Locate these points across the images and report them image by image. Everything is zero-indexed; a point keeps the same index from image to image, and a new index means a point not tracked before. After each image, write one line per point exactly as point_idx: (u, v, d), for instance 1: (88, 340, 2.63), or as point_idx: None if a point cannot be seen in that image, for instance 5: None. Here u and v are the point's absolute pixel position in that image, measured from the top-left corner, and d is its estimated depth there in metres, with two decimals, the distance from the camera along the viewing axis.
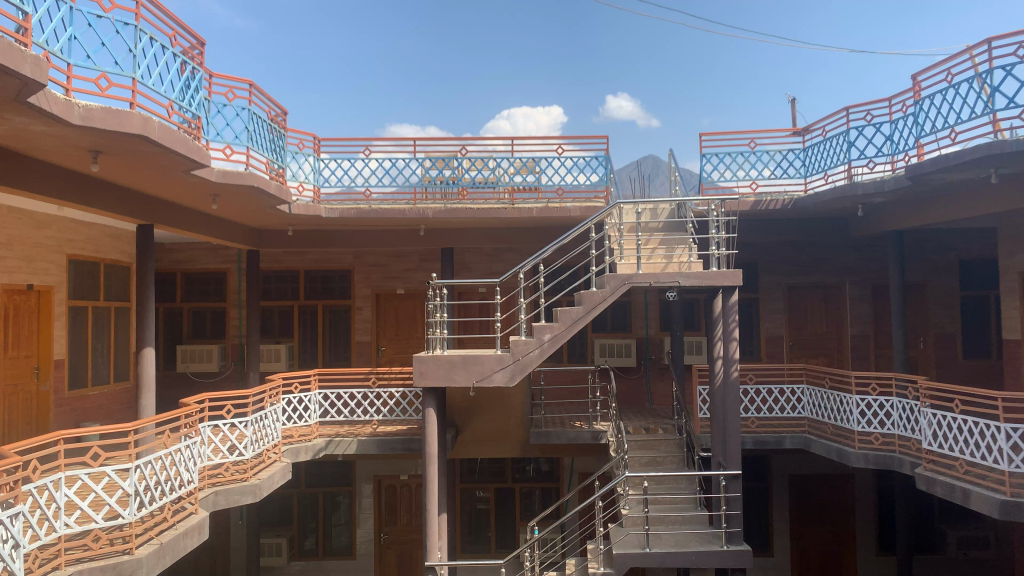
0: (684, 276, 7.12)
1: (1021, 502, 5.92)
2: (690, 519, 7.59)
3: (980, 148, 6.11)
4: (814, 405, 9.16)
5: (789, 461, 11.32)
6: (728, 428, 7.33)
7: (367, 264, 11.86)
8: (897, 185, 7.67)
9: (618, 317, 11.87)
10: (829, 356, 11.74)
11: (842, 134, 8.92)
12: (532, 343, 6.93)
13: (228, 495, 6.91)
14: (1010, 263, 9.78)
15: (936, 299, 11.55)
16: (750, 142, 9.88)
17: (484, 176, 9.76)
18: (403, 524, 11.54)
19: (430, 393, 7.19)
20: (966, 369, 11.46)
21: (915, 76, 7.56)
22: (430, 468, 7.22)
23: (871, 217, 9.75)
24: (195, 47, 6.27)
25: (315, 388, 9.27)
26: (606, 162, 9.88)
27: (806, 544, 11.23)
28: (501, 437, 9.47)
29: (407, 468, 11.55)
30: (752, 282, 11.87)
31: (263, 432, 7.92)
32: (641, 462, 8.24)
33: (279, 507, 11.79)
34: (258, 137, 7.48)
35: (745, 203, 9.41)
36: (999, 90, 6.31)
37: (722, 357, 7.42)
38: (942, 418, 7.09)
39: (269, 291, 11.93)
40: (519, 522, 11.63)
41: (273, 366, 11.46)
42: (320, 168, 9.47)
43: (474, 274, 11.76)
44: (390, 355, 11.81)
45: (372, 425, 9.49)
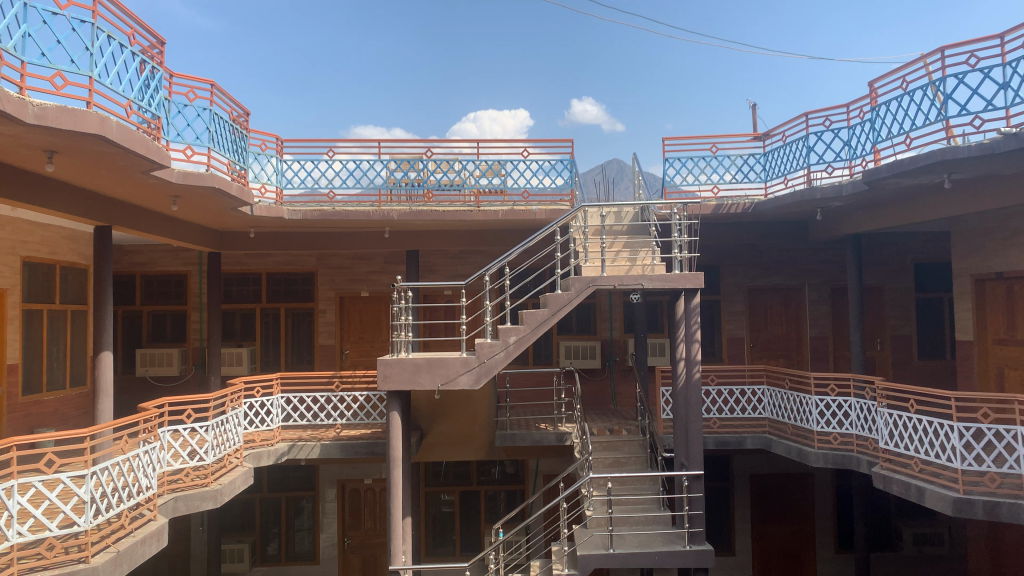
0: (647, 279, 7.19)
1: (972, 499, 6.06)
2: (654, 519, 7.66)
3: (934, 154, 6.26)
4: (774, 406, 9.30)
5: (750, 461, 11.48)
6: (691, 430, 7.42)
7: (331, 267, 11.76)
8: (855, 190, 7.81)
9: (583, 318, 11.93)
10: (790, 357, 11.93)
11: (802, 139, 9.05)
12: (498, 345, 6.93)
13: (188, 501, 6.80)
14: (963, 266, 10.04)
15: (892, 302, 11.79)
16: (712, 146, 9.98)
17: (449, 179, 9.73)
18: (367, 529, 11.46)
19: (395, 397, 7.15)
20: (921, 370, 11.72)
21: (872, 82, 7.71)
22: (395, 472, 7.17)
23: (830, 220, 9.92)
24: (155, 46, 6.17)
25: (277, 391, 9.15)
26: (571, 165, 9.93)
27: (767, 543, 11.38)
28: (466, 440, 9.45)
29: (371, 472, 11.47)
30: (713, 284, 12.03)
31: (225, 436, 7.82)
32: (605, 464, 8.29)
33: (241, 512, 11.64)
34: (219, 138, 7.38)
35: (707, 206, 9.49)
36: (952, 98, 6.48)
37: (684, 359, 7.50)
38: (897, 418, 7.24)
39: (230, 294, 11.78)
40: (484, 524, 11.61)
41: (234, 370, 11.30)
42: (283, 170, 9.36)
43: (439, 276, 11.74)
44: (354, 358, 11.72)
45: (336, 429, 9.40)
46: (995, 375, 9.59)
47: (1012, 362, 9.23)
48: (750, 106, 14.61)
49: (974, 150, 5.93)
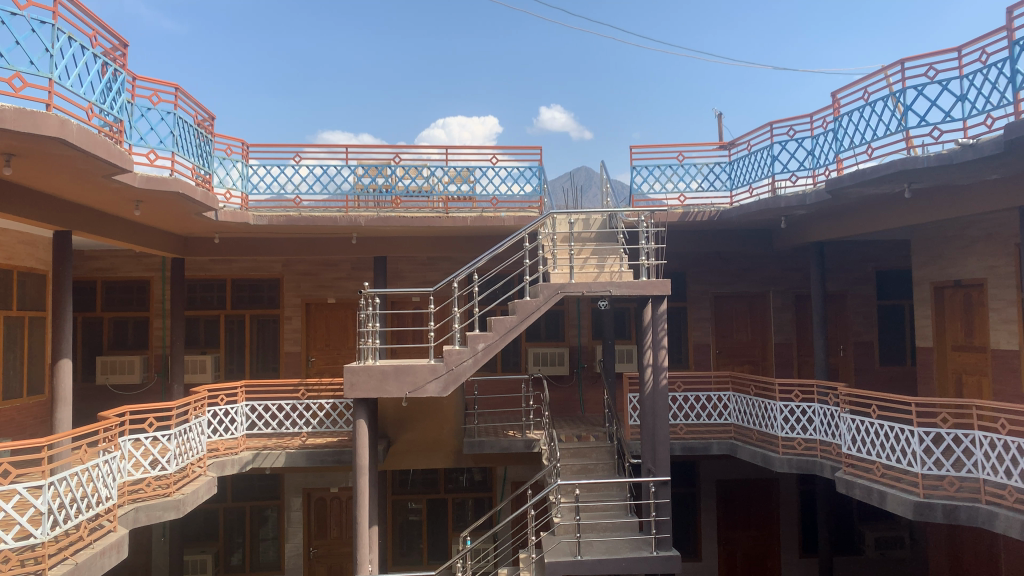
0: (615, 285, 7.23)
1: (932, 502, 6.17)
2: (620, 525, 7.68)
3: (894, 164, 6.39)
4: (740, 412, 9.39)
5: (716, 467, 11.55)
6: (658, 437, 7.45)
7: (297, 273, 11.65)
8: (818, 199, 7.93)
9: (552, 325, 11.94)
10: (755, 364, 12.07)
11: (766, 148, 9.19)
12: (466, 352, 6.91)
13: (149, 511, 6.68)
14: (922, 274, 10.25)
15: (855, 309, 11.98)
16: (679, 154, 10.18)
17: (417, 185, 9.70)
18: (333, 538, 11.33)
19: (361, 405, 7.07)
20: (883, 376, 11.91)
21: (835, 93, 7.85)
22: (362, 480, 7.09)
23: (794, 228, 10.07)
24: (118, 48, 6.07)
25: (241, 399, 9.02)
26: (540, 172, 9.96)
27: (732, 548, 11.48)
28: (434, 447, 9.39)
29: (338, 480, 11.34)
30: (680, 291, 12.11)
31: (187, 444, 7.69)
32: (573, 470, 8.31)
33: (204, 521, 11.45)
34: (184, 142, 7.27)
35: (674, 214, 9.57)
36: (911, 109, 6.63)
37: (651, 365, 7.55)
38: (860, 423, 7.36)
39: (194, 300, 11.61)
40: (451, 532, 11.56)
41: (197, 378, 11.13)
42: (248, 174, 9.25)
43: (407, 283, 11.69)
44: (320, 366, 11.61)
45: (301, 437, 9.29)
46: (954, 380, 9.79)
47: (970, 367, 9.43)
48: (716, 116, 14.83)
49: (932, 160, 6.07)
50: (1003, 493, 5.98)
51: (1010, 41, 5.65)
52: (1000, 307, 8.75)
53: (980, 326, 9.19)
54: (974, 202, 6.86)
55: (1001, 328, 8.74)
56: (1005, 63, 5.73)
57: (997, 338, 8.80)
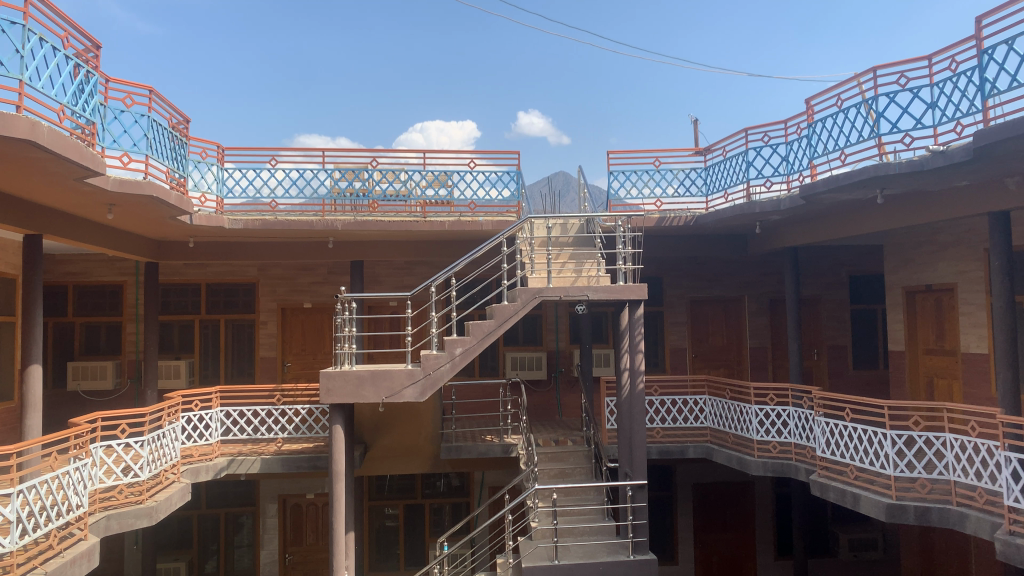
0: (593, 290, 7.25)
1: (905, 504, 6.25)
2: (597, 530, 7.69)
3: (867, 170, 6.47)
4: (715, 416, 9.44)
5: (692, 470, 11.61)
6: (635, 440, 7.46)
7: (273, 277, 11.56)
8: (792, 205, 8.01)
9: (529, 330, 11.95)
10: (730, 368, 12.15)
11: (741, 153, 9.26)
12: (443, 357, 6.90)
13: (121, 519, 6.59)
14: (894, 279, 10.39)
15: (829, 313, 12.10)
16: (654, 160, 10.05)
17: (394, 189, 9.67)
18: (308, 544, 11.23)
19: (338, 410, 7.02)
20: (857, 380, 12.04)
21: (809, 99, 7.93)
22: (338, 486, 7.03)
23: (769, 233, 10.16)
24: (90, 49, 6.00)
25: (216, 405, 8.92)
26: (517, 177, 9.97)
27: (709, 551, 11.55)
28: (412, 452, 9.35)
29: (313, 486, 11.24)
30: (657, 296, 12.16)
31: (161, 451, 7.60)
32: (550, 475, 8.32)
33: (177, 528, 11.31)
34: (158, 145, 7.19)
35: (651, 219, 9.62)
36: (884, 115, 6.73)
37: (628, 370, 7.57)
38: (833, 426, 7.44)
39: (168, 305, 11.48)
40: (428, 538, 11.51)
41: (172, 384, 11.01)
42: (223, 178, 9.17)
43: (384, 287, 11.65)
44: (296, 371, 11.52)
45: (277, 442, 9.22)
46: (925, 384, 9.93)
47: (941, 371, 9.57)
48: (693, 123, 14.91)
49: (904, 167, 6.16)
50: (973, 495, 6.06)
51: (978, 50, 5.74)
52: (970, 311, 8.89)
53: (951, 330, 9.34)
54: (944, 209, 6.97)
55: (971, 332, 8.88)
56: (974, 71, 5.82)
57: (967, 342, 8.94)
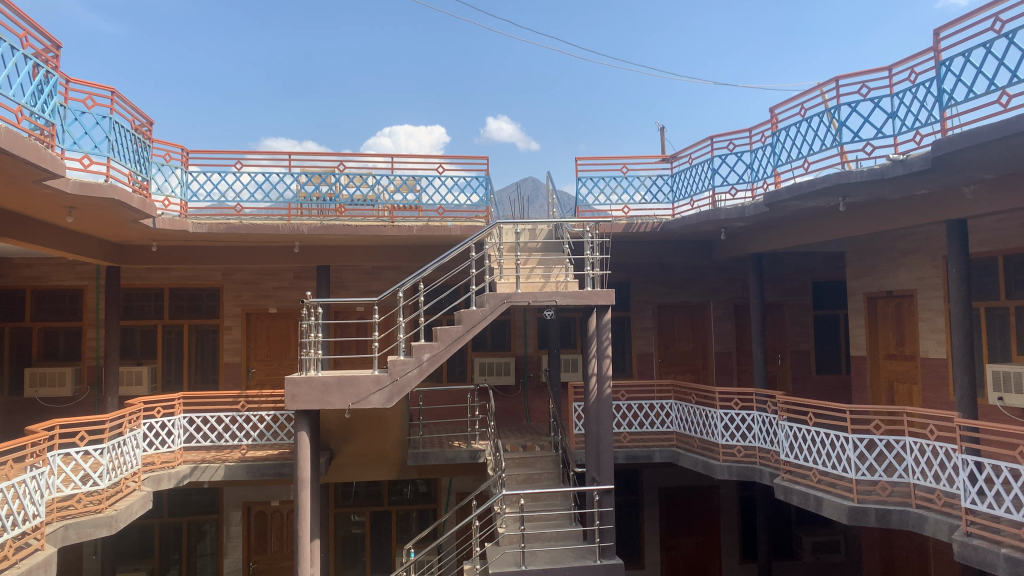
0: (561, 295, 7.28)
1: (866, 506, 6.34)
2: (565, 535, 7.69)
3: (829, 177, 6.58)
4: (681, 420, 9.52)
5: (659, 475, 11.66)
6: (602, 445, 7.49)
7: (237, 282, 11.43)
8: (757, 212, 8.11)
9: (497, 335, 11.93)
10: (696, 372, 12.28)
11: (707, 161, 9.36)
12: (411, 363, 6.86)
13: (80, 529, 6.45)
14: (856, 285, 10.57)
15: (792, 318, 12.28)
16: (623, 168, 9.98)
17: (362, 194, 9.61)
18: (273, 552, 11.10)
19: (303, 417, 6.93)
20: (820, 384, 12.23)
21: (773, 108, 8.04)
22: (304, 493, 6.95)
23: (734, 239, 10.28)
24: (50, 49, 5.88)
25: (179, 411, 8.77)
26: (486, 182, 9.97)
27: (675, 555, 11.63)
28: (379, 459, 9.28)
29: (278, 493, 11.11)
30: (624, 301, 12.22)
31: (122, 459, 7.45)
32: (517, 480, 8.32)
33: (138, 538, 11.09)
34: (120, 148, 7.06)
35: (619, 225, 9.68)
36: (846, 124, 6.85)
37: (596, 375, 7.60)
38: (797, 430, 7.53)
39: (130, 310, 11.28)
40: (395, 545, 11.43)
41: (133, 390, 10.82)
42: (188, 182, 9.04)
43: (351, 292, 11.57)
44: (261, 377, 11.41)
45: (241, 450, 9.10)
46: (886, 388, 10.11)
47: (901, 375, 9.76)
48: (659, 130, 15.10)
49: (866, 175, 6.27)
50: (931, 497, 6.17)
51: (937, 61, 5.87)
52: (929, 317, 9.07)
53: (911, 335, 9.53)
54: (903, 217, 7.12)
55: (930, 337, 9.06)
56: (932, 82, 5.96)
57: (927, 347, 9.12)
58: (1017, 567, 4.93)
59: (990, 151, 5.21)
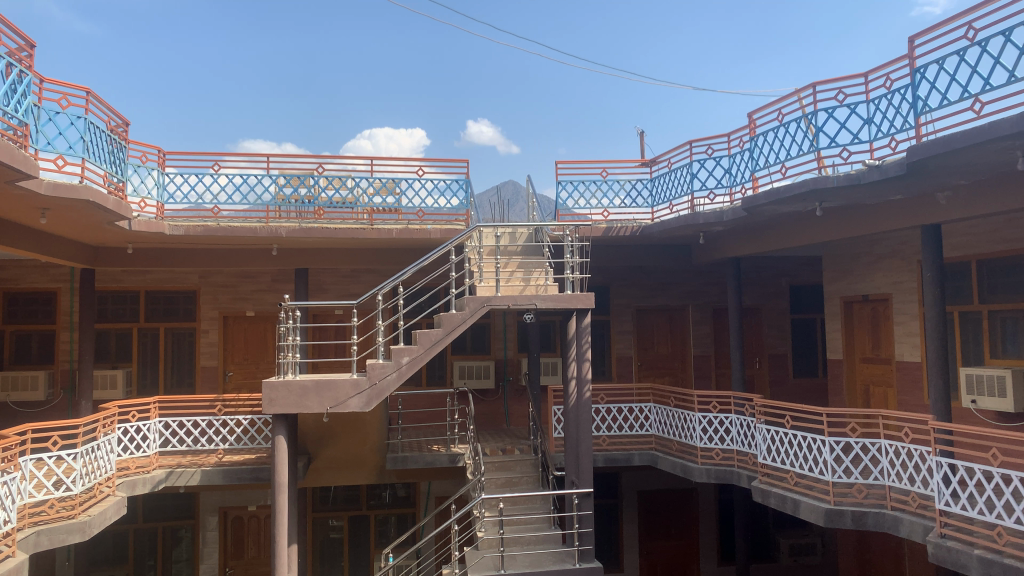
0: (541, 298, 7.28)
1: (842, 509, 6.38)
2: (544, 538, 7.68)
3: (807, 182, 6.64)
4: (660, 423, 9.56)
5: (638, 478, 11.68)
6: (581, 448, 7.50)
7: (214, 285, 11.33)
8: (735, 216, 8.17)
9: (477, 339, 11.91)
10: (675, 376, 12.34)
11: (686, 165, 9.42)
12: (390, 366, 6.83)
13: (52, 535, 6.35)
14: (833, 289, 10.67)
15: (769, 322, 12.38)
16: (602, 171, 10.30)
17: (341, 196, 9.58)
18: (250, 558, 11.00)
19: (281, 421, 6.88)
20: (797, 387, 12.33)
21: (751, 113, 8.12)
22: (281, 498, 6.88)
23: (712, 243, 10.35)
24: (23, 48, 5.81)
25: (154, 416, 8.68)
26: (466, 186, 9.97)
27: (653, 558, 11.67)
28: (357, 463, 9.23)
29: (255, 498, 11.01)
30: (604, 304, 12.24)
31: (95, 463, 7.35)
32: (497, 484, 8.31)
33: (112, 544, 10.93)
34: (94, 148, 6.97)
35: (598, 229, 9.71)
36: (823, 130, 6.93)
37: (575, 378, 7.61)
38: (774, 433, 7.59)
39: (105, 312, 11.14)
40: (374, 550, 11.37)
41: (108, 394, 10.68)
42: (164, 183, 8.95)
43: (330, 295, 11.51)
44: (238, 381, 11.31)
45: (218, 454, 9.00)
46: (862, 391, 10.22)
47: (877, 379, 9.87)
48: (640, 134, 15.12)
49: (841, 180, 6.33)
50: (906, 499, 6.24)
51: (911, 68, 5.95)
52: (904, 321, 9.18)
53: (886, 339, 9.64)
54: (878, 222, 7.20)
55: (905, 341, 9.16)
56: (907, 89, 6.05)
57: (902, 351, 9.22)
58: (989, 568, 5.00)
59: (963, 157, 5.28)
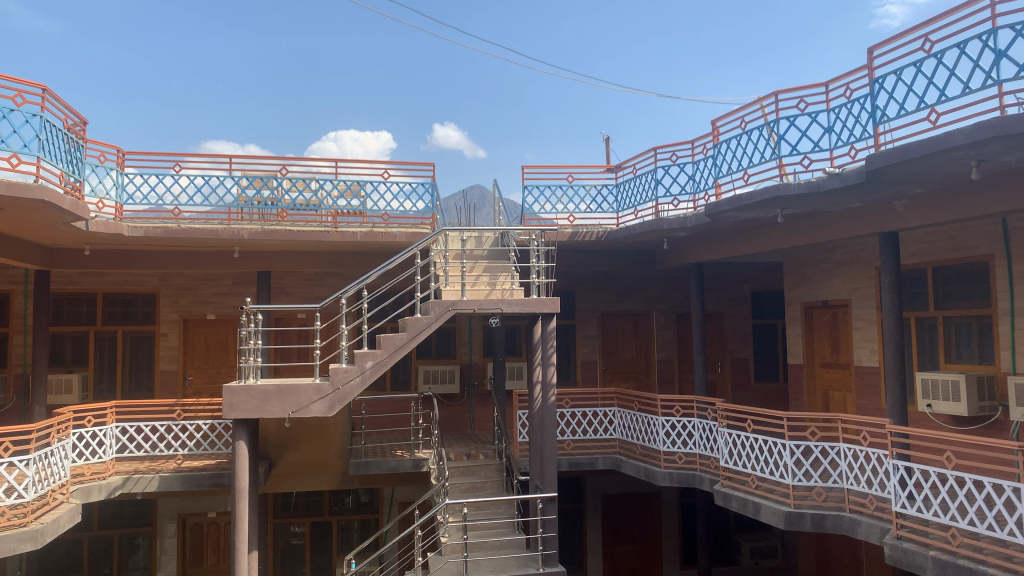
0: (506, 302, 7.27)
1: (802, 512, 6.47)
2: (508, 543, 7.66)
3: (768, 189, 6.73)
4: (624, 428, 9.61)
5: (601, 482, 11.74)
6: (546, 453, 7.50)
7: (174, 288, 11.14)
8: (698, 222, 8.25)
9: (442, 343, 11.86)
10: (639, 380, 12.43)
11: (650, 172, 9.50)
12: (353, 371, 6.77)
13: (3, 543, 6.18)
14: (793, 294, 10.84)
15: (732, 326, 12.50)
16: (568, 175, 10.31)
17: (305, 198, 9.48)
18: (209, 565, 10.82)
19: (241, 426, 6.77)
20: (758, 392, 12.49)
21: (714, 120, 8.23)
22: (241, 504, 6.76)
23: (676, 249, 10.44)
24: None
25: (111, 421, 8.50)
26: (432, 189, 9.93)
27: (617, 562, 11.72)
28: (320, 469, 9.13)
29: (215, 504, 10.83)
30: (569, 309, 12.26)
31: (49, 470, 7.15)
32: (461, 489, 8.30)
33: (66, 552, 10.68)
34: (50, 147, 6.81)
35: (564, 233, 9.74)
36: (784, 138, 7.04)
37: (540, 383, 7.61)
38: (736, 437, 7.67)
39: (60, 315, 10.89)
40: (335, 556, 11.25)
41: (62, 399, 10.43)
42: (123, 184, 8.78)
43: (293, 299, 11.39)
44: (197, 385, 11.12)
45: (177, 459, 8.83)
46: (821, 396, 10.38)
47: (836, 383, 10.03)
48: (605, 139, 15.19)
49: (802, 188, 6.43)
50: (864, 502, 6.35)
51: (870, 79, 6.07)
52: (862, 326, 9.35)
53: (845, 344, 9.80)
54: (839, 228, 7.32)
55: (864, 346, 9.33)
56: (866, 99, 6.17)
57: (860, 355, 9.39)
58: (944, 568, 5.10)
59: (920, 166, 5.39)
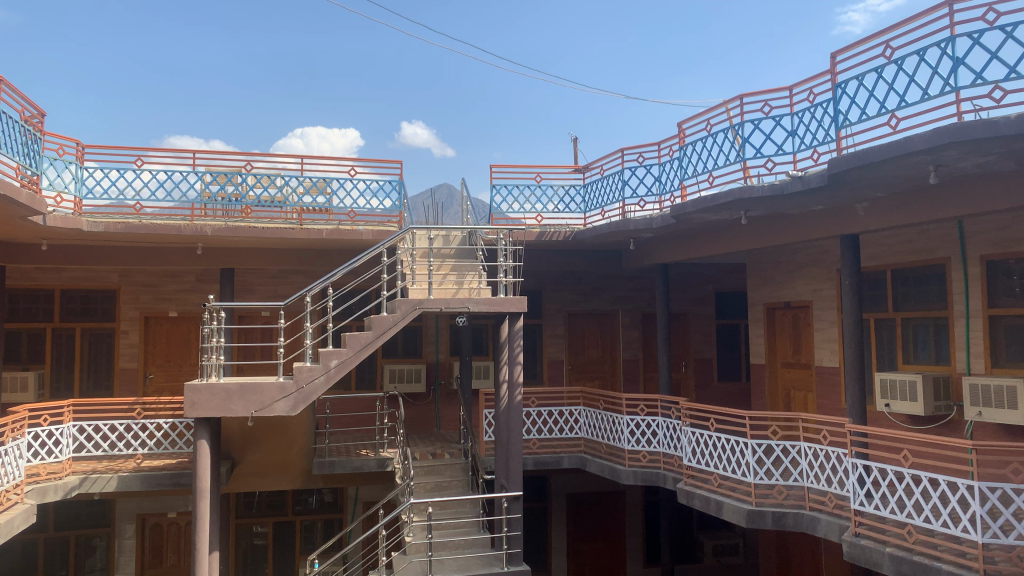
0: (473, 301, 7.26)
1: (763, 509, 6.55)
2: (473, 542, 7.66)
3: (732, 191, 6.82)
4: (590, 426, 9.65)
5: (567, 480, 11.79)
6: (511, 452, 7.50)
7: (136, 284, 10.95)
8: (663, 223, 8.34)
9: (409, 342, 11.81)
10: (604, 379, 12.52)
11: (618, 173, 9.57)
12: (318, 369, 6.71)
13: None
14: (756, 295, 10.98)
15: (696, 327, 12.64)
16: (536, 176, 10.37)
17: (270, 195, 9.35)
18: (169, 566, 10.65)
19: (203, 425, 6.66)
20: (721, 391, 12.63)
21: (680, 123, 8.32)
22: (202, 504, 6.65)
23: (641, 250, 10.52)
24: None
25: (67, 419, 8.32)
26: (399, 187, 9.88)
27: (581, 560, 11.78)
28: (283, 468, 9.05)
29: (175, 504, 10.67)
30: (536, 308, 12.28)
31: (2, 470, 6.98)
32: (425, 488, 8.28)
33: (20, 554, 10.43)
34: (6, 138, 6.67)
35: (531, 233, 9.77)
36: (748, 141, 7.13)
37: (506, 382, 7.62)
38: (699, 435, 7.74)
39: (16, 312, 10.63)
40: (298, 556, 11.16)
41: (17, 397, 10.17)
42: (83, 177, 8.61)
43: (257, 296, 11.26)
44: (158, 383, 10.95)
45: (136, 459, 8.69)
46: (783, 395, 10.53)
47: (797, 383, 10.18)
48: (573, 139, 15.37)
49: (766, 190, 6.53)
50: (823, 500, 6.45)
51: (833, 84, 6.18)
52: (823, 327, 9.49)
53: (806, 344, 9.96)
54: (801, 230, 7.43)
55: (824, 346, 9.48)
56: (828, 104, 6.27)
57: (821, 356, 9.53)
58: (899, 565, 5.21)
59: (880, 170, 5.50)
